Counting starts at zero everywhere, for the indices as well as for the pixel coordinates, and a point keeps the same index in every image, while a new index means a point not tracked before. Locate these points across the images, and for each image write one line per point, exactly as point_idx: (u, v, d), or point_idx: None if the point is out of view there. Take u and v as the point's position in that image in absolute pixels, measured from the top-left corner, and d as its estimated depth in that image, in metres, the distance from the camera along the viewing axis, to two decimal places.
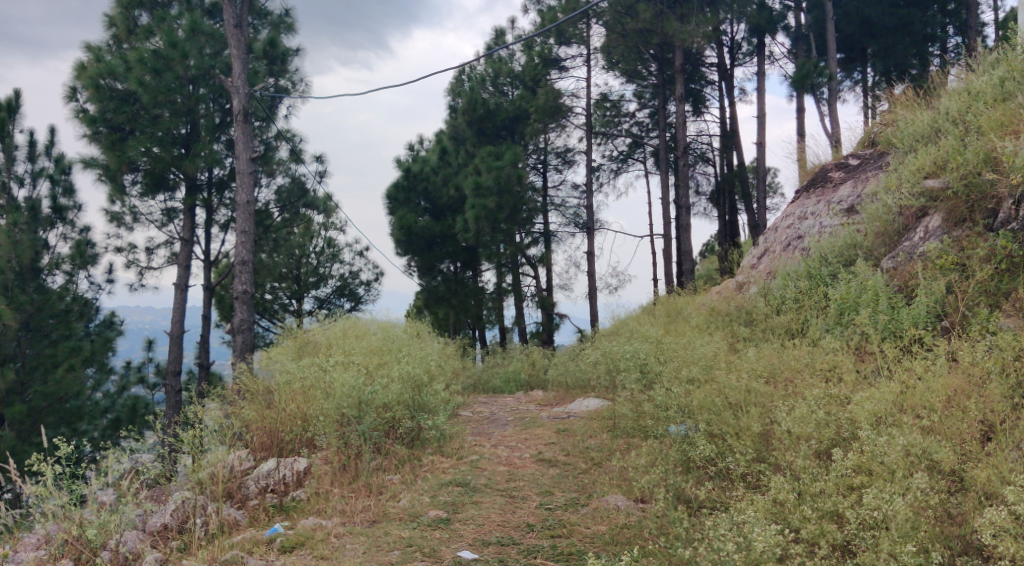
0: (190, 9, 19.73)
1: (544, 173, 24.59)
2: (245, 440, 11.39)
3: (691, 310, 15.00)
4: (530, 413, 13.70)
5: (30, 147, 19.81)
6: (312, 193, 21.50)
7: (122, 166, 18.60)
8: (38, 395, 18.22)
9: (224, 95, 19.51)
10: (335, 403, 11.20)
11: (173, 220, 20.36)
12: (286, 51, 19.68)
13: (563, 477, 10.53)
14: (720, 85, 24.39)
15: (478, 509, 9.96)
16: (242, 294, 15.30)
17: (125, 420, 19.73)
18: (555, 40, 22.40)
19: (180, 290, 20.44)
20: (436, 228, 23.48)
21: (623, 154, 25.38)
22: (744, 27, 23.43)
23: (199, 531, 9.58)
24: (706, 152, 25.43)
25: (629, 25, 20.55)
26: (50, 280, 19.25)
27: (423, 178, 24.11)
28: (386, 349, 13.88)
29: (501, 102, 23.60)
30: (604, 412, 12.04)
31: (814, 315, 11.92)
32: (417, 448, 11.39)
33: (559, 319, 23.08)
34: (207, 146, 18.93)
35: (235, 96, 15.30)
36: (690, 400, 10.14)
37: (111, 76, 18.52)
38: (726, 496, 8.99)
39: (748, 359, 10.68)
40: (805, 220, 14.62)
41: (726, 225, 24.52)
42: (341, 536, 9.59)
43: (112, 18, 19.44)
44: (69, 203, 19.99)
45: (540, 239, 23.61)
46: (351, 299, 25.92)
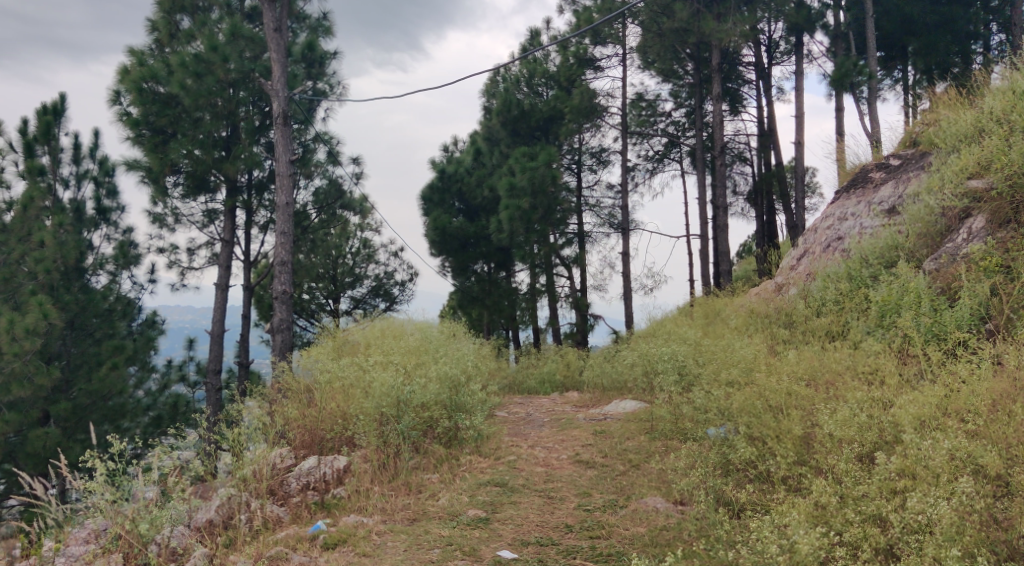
0: (230, 13, 19.95)
1: (579, 174, 24.60)
2: (286, 438, 11.58)
3: (729, 311, 14.98)
4: (566, 415, 13.69)
5: (74, 149, 20.13)
6: (349, 194, 21.64)
7: (165, 167, 18.92)
8: (83, 393, 18.37)
9: (264, 99, 19.73)
10: (374, 402, 11.28)
11: (213, 221, 20.60)
12: (325, 54, 19.86)
13: (601, 479, 10.54)
14: (757, 85, 24.27)
15: (516, 509, 10.02)
16: (281, 294, 15.43)
17: (166, 418, 19.98)
18: (590, 40, 22.48)
19: (221, 290, 20.71)
20: (470, 229, 23.59)
21: (658, 154, 25.33)
22: (782, 26, 23.30)
23: (244, 527, 9.79)
24: (744, 151, 25.31)
25: (665, 25, 20.61)
26: (94, 280, 19.51)
27: (457, 180, 24.24)
28: (423, 350, 13.97)
29: (536, 103, 23.61)
30: (641, 414, 12.06)
31: (855, 317, 11.84)
32: (455, 448, 11.45)
33: (593, 319, 23.08)
34: (247, 149, 19.30)
35: (275, 99, 15.50)
36: (730, 403, 10.12)
37: (154, 79, 18.77)
38: (767, 499, 8.97)
39: (789, 361, 10.63)
40: (845, 220, 14.51)
41: (765, 226, 24.38)
42: (382, 534, 9.70)
43: (155, 23, 19.73)
44: (112, 204, 20.33)
45: (574, 239, 23.61)
46: (386, 299, 26.13)
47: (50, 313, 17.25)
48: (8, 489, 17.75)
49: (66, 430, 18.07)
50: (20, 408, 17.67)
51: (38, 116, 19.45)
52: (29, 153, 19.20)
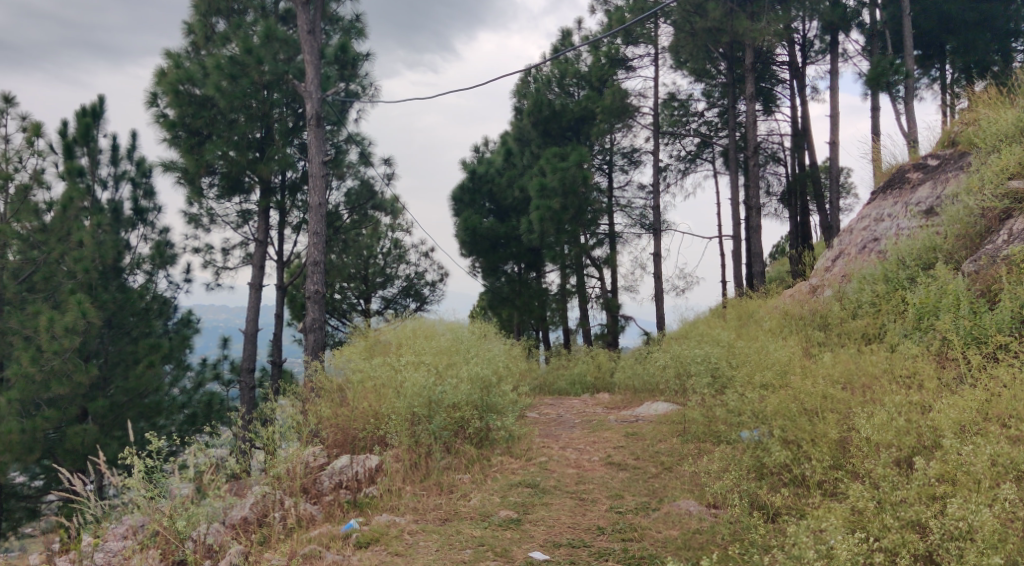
0: (265, 15, 20.09)
1: (610, 174, 24.52)
2: (318, 437, 11.62)
3: (762, 314, 14.83)
4: (597, 416, 13.63)
5: (112, 151, 20.36)
6: (381, 195, 21.70)
7: (200, 169, 19.10)
8: (120, 391, 18.54)
9: (297, 100, 19.85)
10: (406, 402, 11.30)
11: (248, 222, 20.75)
12: (357, 56, 19.92)
13: (633, 481, 10.48)
14: (791, 84, 24.06)
15: (548, 510, 9.98)
16: (314, 293, 15.51)
17: (201, 416, 20.15)
18: (622, 40, 22.40)
19: (255, 290, 20.86)
20: (501, 230, 23.59)
21: (691, 154, 25.19)
22: (817, 25, 23.08)
23: (278, 525, 9.86)
24: (778, 151, 25.09)
25: (698, 24, 20.50)
26: (131, 280, 19.64)
27: (488, 180, 24.23)
28: (454, 350, 13.96)
29: (567, 103, 23.58)
30: (674, 417, 11.97)
31: (891, 320, 11.68)
32: (486, 449, 11.41)
33: (624, 321, 23.00)
34: (281, 150, 19.42)
35: (308, 100, 15.61)
36: (765, 406, 10.02)
37: (190, 82, 18.94)
38: (802, 503, 8.90)
39: (824, 364, 10.52)
40: (881, 222, 14.33)
41: (799, 227, 24.14)
42: (414, 533, 9.71)
43: (191, 27, 19.93)
44: (149, 205, 20.54)
45: (605, 240, 23.52)
46: (416, 299, 26.21)
47: (88, 311, 17.29)
48: (47, 485, 17.97)
49: (104, 427, 18.24)
50: (59, 405, 17.75)
51: (77, 118, 19.70)
52: (69, 155, 19.42)
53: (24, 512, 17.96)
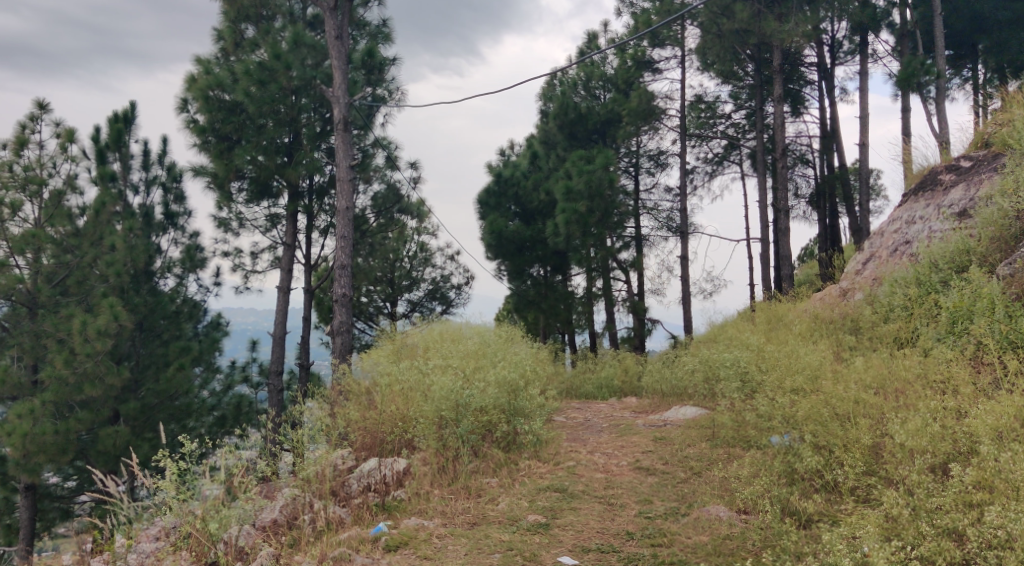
0: (293, 21, 20.19)
1: (636, 177, 24.44)
2: (347, 440, 11.66)
3: (792, 317, 14.70)
4: (625, 420, 13.57)
5: (143, 156, 20.54)
6: (407, 199, 21.75)
7: (230, 173, 19.26)
8: (151, 393, 18.65)
9: (325, 105, 19.94)
10: (434, 405, 11.29)
11: (276, 226, 20.88)
12: (384, 61, 19.97)
13: (662, 486, 10.41)
14: (820, 85, 23.87)
15: (577, 515, 9.94)
16: (342, 297, 15.58)
17: (230, 418, 20.28)
18: (649, 42, 22.32)
19: (283, 294, 20.97)
20: (527, 233, 23.56)
21: (718, 156, 25.07)
22: (846, 25, 22.88)
23: (308, 528, 9.89)
24: (806, 153, 24.90)
25: (725, 26, 20.39)
26: (162, 283, 19.83)
27: (514, 183, 24.11)
28: (481, 354, 13.93)
29: (593, 106, 23.59)
30: (702, 421, 11.89)
31: (924, 324, 11.53)
32: (514, 452, 11.39)
33: (651, 324, 22.90)
34: (309, 154, 19.53)
35: (336, 105, 15.68)
36: (796, 411, 9.91)
37: (219, 87, 19.07)
38: (834, 510, 8.89)
39: (856, 369, 10.40)
40: (913, 224, 14.16)
41: (828, 229, 23.93)
42: (442, 537, 9.72)
43: (221, 33, 20.08)
44: (179, 209, 20.72)
45: (631, 243, 23.45)
46: (442, 303, 26.23)
47: (121, 315, 17.30)
48: (80, 486, 18.13)
49: (135, 429, 18.35)
50: (92, 406, 17.71)
51: (109, 124, 19.92)
52: (101, 160, 19.62)
53: (57, 512, 18.18)
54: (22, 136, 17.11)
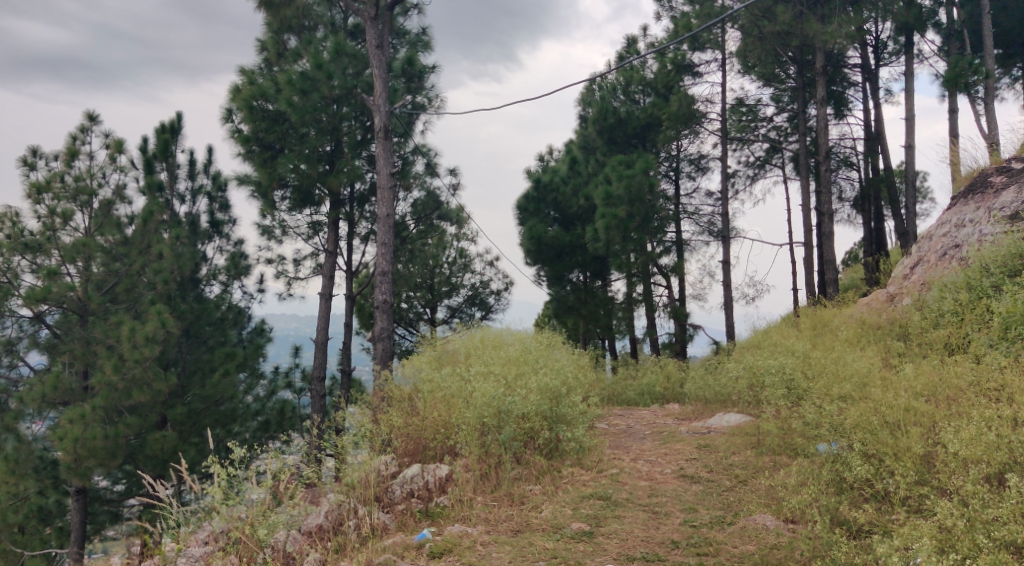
0: (335, 31, 20.36)
1: (677, 181, 24.29)
2: (390, 446, 11.72)
3: (838, 323, 14.48)
4: (668, 428, 13.46)
5: (190, 165, 20.81)
6: (446, 205, 21.80)
7: (273, 182, 19.46)
8: (197, 398, 18.87)
9: (365, 114, 20.06)
10: (476, 412, 11.28)
11: (318, 233, 21.04)
12: (424, 68, 20.06)
13: (707, 494, 10.29)
14: (864, 86, 23.56)
15: (621, 523, 9.86)
16: (383, 303, 15.63)
17: (274, 423, 20.49)
18: (688, 46, 22.22)
19: (325, 300, 21.13)
20: (565, 239, 23.44)
21: (760, 160, 24.85)
22: (890, 25, 22.56)
23: (353, 534, 9.95)
24: (850, 156, 24.59)
25: (767, 28, 20.25)
26: (208, 290, 20.11)
27: (553, 189, 24.00)
28: (523, 360, 13.87)
29: (632, 110, 23.47)
30: (747, 428, 11.74)
31: (975, 330, 11.29)
32: (556, 459, 11.33)
33: (693, 330, 22.72)
34: (350, 162, 19.68)
35: (377, 114, 15.77)
36: (844, 418, 9.75)
37: (263, 97, 19.27)
38: (886, 520, 8.76)
39: (906, 376, 10.22)
40: (962, 227, 13.88)
41: (873, 233, 23.60)
42: (487, 544, 9.70)
43: (264, 43, 20.34)
44: (224, 218, 20.97)
45: (672, 248, 23.29)
46: (482, 309, 26.09)
47: (168, 321, 17.50)
48: (128, 490, 18.41)
49: (182, 434, 18.58)
50: (140, 412, 17.90)
51: (157, 134, 20.21)
52: (149, 169, 19.90)
53: (108, 515, 18.45)
54: (73, 147, 17.42)
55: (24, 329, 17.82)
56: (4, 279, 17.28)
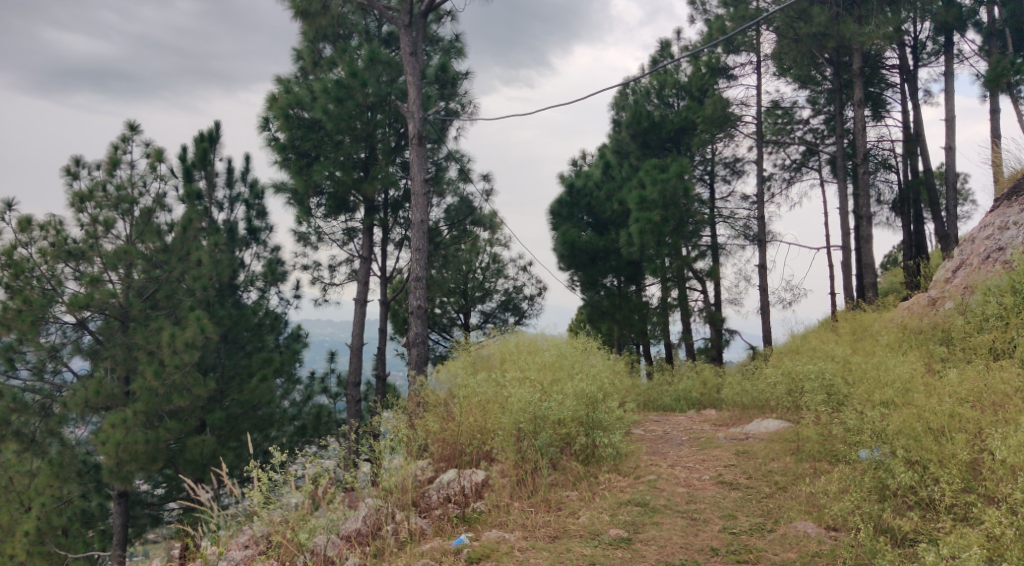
0: (369, 39, 20.49)
1: (712, 185, 24.14)
2: (426, 451, 11.74)
3: (878, 328, 14.29)
4: (705, 433, 13.35)
5: (227, 173, 21.02)
6: (479, 211, 21.80)
7: (309, 189, 19.61)
8: (235, 403, 19.06)
9: (399, 121, 20.16)
10: (512, 418, 11.24)
11: (353, 239, 21.16)
12: (457, 75, 20.13)
13: (746, 501, 10.19)
14: (902, 87, 23.28)
15: (659, 530, 9.78)
16: (417, 308, 15.67)
17: (310, 428, 20.63)
18: (723, 49, 22.08)
19: (360, 306, 21.24)
20: (599, 243, 23.36)
21: (796, 162, 24.62)
22: (929, 25, 22.26)
23: (391, 539, 9.98)
24: (889, 158, 24.29)
25: (802, 30, 20.08)
26: (245, 296, 20.30)
27: (587, 194, 23.91)
28: (558, 365, 13.82)
29: (666, 114, 23.40)
30: (787, 434, 11.62)
31: (1021, 335, 11.09)
32: (593, 465, 11.27)
33: (729, 335, 22.55)
34: (384, 169, 19.78)
35: (411, 120, 15.82)
36: (885, 424, 9.61)
37: (299, 106, 19.39)
38: (931, 528, 8.67)
39: (949, 382, 10.04)
40: (1006, 230, 13.64)
41: (912, 236, 23.29)
42: (524, 550, 9.69)
43: (300, 52, 20.54)
44: (262, 225, 21.16)
45: (707, 252, 23.14)
46: (515, 314, 26.16)
47: (207, 327, 17.67)
48: (168, 494, 18.67)
49: (221, 438, 18.77)
50: (180, 416, 18.09)
51: (195, 143, 20.45)
52: (188, 178, 20.13)
53: (148, 519, 18.66)
54: (115, 156, 17.67)
55: (68, 335, 17.80)
56: (48, 286, 17.50)
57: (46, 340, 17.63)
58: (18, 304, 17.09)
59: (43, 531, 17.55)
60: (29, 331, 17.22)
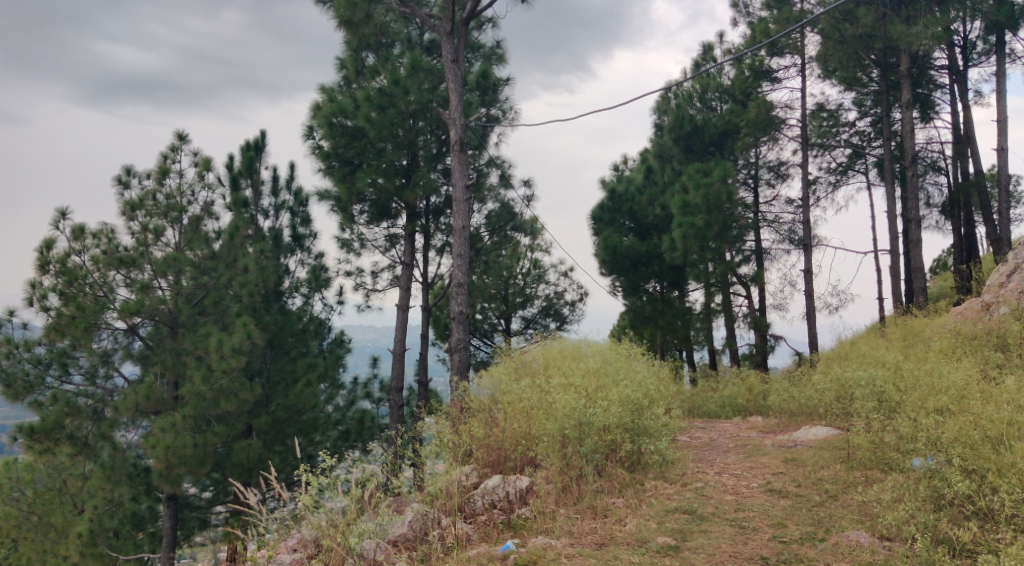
0: (411, 47, 20.59)
1: (756, 189, 23.90)
2: (472, 457, 11.79)
3: (929, 333, 14.04)
4: (752, 441, 13.19)
5: (273, 182, 21.24)
6: (521, 217, 21.79)
7: (352, 197, 19.75)
8: (281, 408, 19.15)
9: (441, 127, 20.22)
10: (557, 424, 11.20)
11: (395, 245, 21.25)
12: (498, 81, 20.13)
13: (796, 509, 10.02)
14: (952, 88, 22.87)
15: (708, 538, 9.66)
16: (460, 314, 15.68)
17: (354, 433, 20.75)
18: (766, 52, 21.85)
19: (402, 312, 21.31)
20: (642, 248, 23.21)
21: (842, 165, 24.29)
22: (979, 25, 21.85)
23: (438, 544, 9.96)
24: (938, 160, 23.87)
25: (848, 31, 19.80)
26: (290, 302, 20.46)
27: (628, 199, 23.75)
28: (603, 371, 13.75)
29: (709, 118, 23.26)
30: (836, 442, 11.44)
31: None
32: (639, 473, 11.16)
33: (774, 341, 22.26)
34: (425, 176, 19.85)
35: (452, 127, 15.86)
36: (941, 432, 9.51)
37: (342, 114, 19.48)
38: (990, 539, 8.62)
39: (1007, 390, 9.93)
40: None
41: (963, 239, 22.86)
42: (571, 557, 9.63)
43: (343, 62, 20.69)
44: (306, 231, 21.34)
45: (752, 257, 22.90)
46: (557, 319, 26.06)
47: (253, 333, 17.83)
48: (216, 497, 18.86)
49: (267, 442, 18.98)
50: (227, 421, 18.27)
51: (242, 152, 20.71)
52: (234, 186, 20.39)
53: (196, 522, 18.86)
54: (164, 165, 17.93)
55: (120, 341, 18.12)
56: (101, 293, 17.77)
57: (98, 345, 17.88)
58: (71, 311, 17.33)
59: (94, 534, 18.02)
60: (82, 337, 17.49)
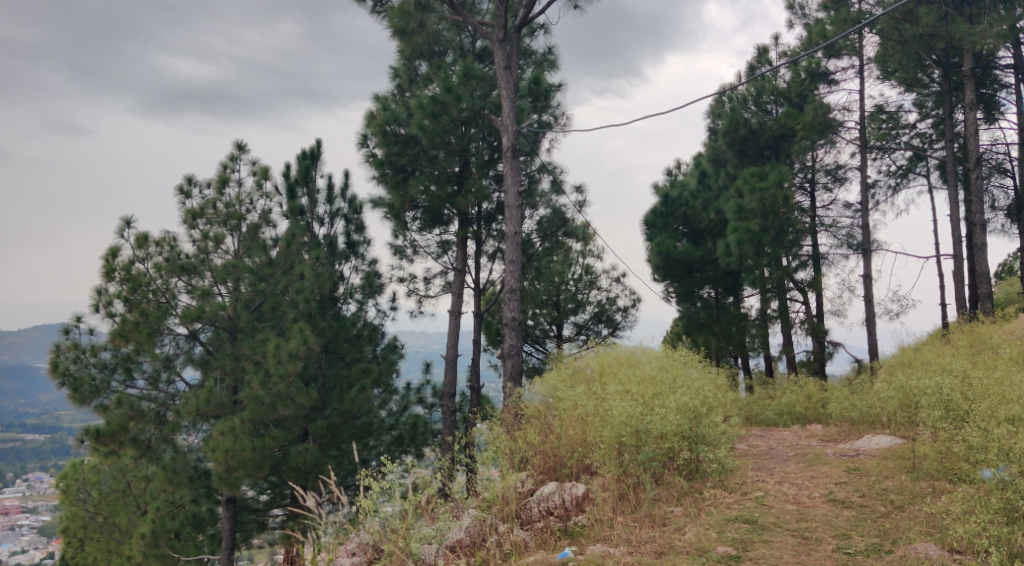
0: (463, 55, 20.64)
1: (813, 193, 23.52)
2: (526, 464, 11.68)
3: (997, 341, 13.67)
4: (813, 449, 12.94)
5: (328, 190, 21.44)
6: (573, 222, 21.69)
7: (405, 204, 19.87)
8: (336, 413, 19.33)
9: (493, 134, 20.24)
10: (613, 431, 11.06)
11: (447, 252, 21.31)
12: (550, 87, 20.09)
13: (860, 520, 9.79)
14: (1017, 88, 22.29)
15: (769, 548, 9.49)
16: (513, 321, 15.64)
17: (407, 437, 20.87)
18: (824, 54, 21.50)
19: (454, 317, 21.37)
20: (696, 253, 22.95)
21: (902, 168, 23.81)
22: None
23: (495, 550, 9.91)
24: (1003, 162, 23.28)
25: (908, 31, 19.35)
26: (345, 308, 20.62)
27: (682, 204, 23.56)
28: (659, 378, 13.60)
29: (764, 121, 22.96)
30: (902, 451, 11.19)
31: None
32: (697, 481, 11.02)
33: (832, 348, 21.87)
34: (477, 182, 19.88)
35: (505, 134, 15.88)
36: (1014, 442, 9.30)
37: (396, 122, 19.57)
38: None
39: None
40: None
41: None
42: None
43: (397, 70, 20.81)
44: (360, 238, 21.49)
45: (809, 262, 22.53)
46: (609, 325, 25.93)
47: (309, 338, 18.01)
48: (273, 500, 19.07)
49: (323, 447, 19.15)
50: (285, 425, 18.46)
51: (298, 161, 20.95)
52: (290, 194, 20.64)
53: (255, 524, 18.87)
54: (223, 175, 18.19)
55: (181, 346, 18.41)
56: (163, 299, 18.08)
57: (160, 350, 18.24)
58: (136, 317, 17.73)
59: (156, 534, 18.66)
60: (145, 342, 17.81)
